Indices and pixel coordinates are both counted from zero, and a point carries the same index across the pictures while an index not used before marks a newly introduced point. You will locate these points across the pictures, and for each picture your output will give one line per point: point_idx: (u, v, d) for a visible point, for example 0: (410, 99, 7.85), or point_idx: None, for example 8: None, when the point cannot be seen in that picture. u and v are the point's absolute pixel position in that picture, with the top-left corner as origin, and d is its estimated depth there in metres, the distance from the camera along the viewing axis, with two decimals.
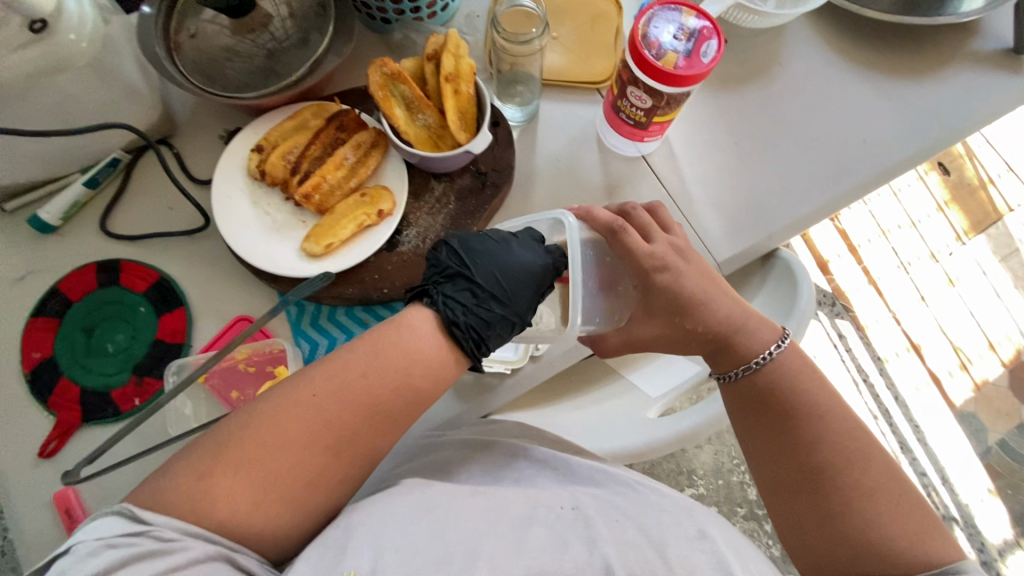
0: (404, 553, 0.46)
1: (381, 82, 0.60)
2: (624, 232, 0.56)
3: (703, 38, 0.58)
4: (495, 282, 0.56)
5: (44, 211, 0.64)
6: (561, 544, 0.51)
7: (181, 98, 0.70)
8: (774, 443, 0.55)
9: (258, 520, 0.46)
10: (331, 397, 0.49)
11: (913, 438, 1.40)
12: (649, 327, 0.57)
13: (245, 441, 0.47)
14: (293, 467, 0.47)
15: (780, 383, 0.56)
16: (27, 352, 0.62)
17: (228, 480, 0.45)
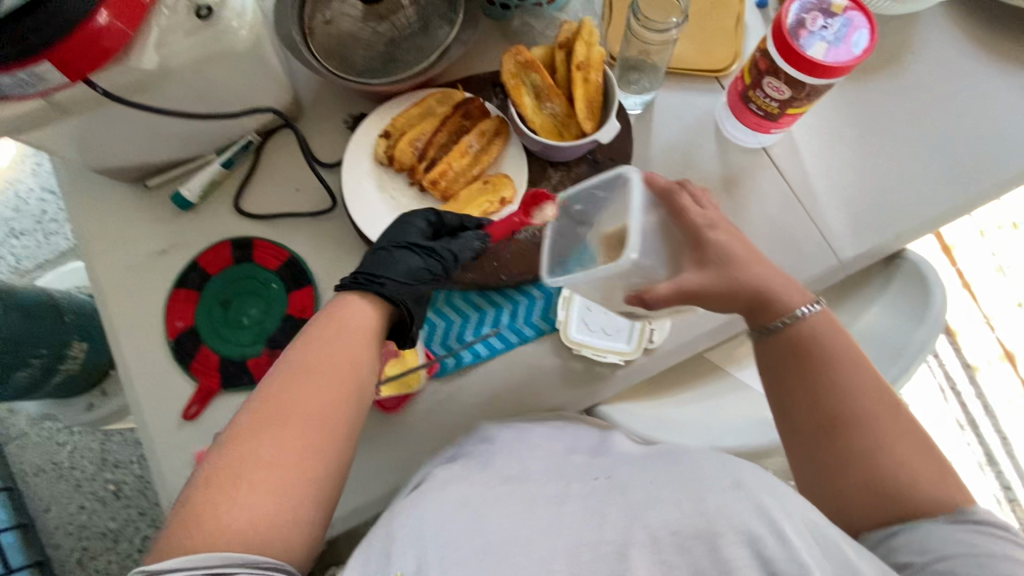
0: (446, 550, 0.43)
1: (514, 71, 0.61)
2: (681, 196, 0.53)
3: (854, 27, 0.56)
4: (376, 248, 0.58)
5: (186, 188, 0.67)
6: (598, 516, 0.45)
7: (306, 82, 0.72)
8: (799, 395, 0.51)
9: (262, 522, 0.42)
10: (291, 386, 0.47)
11: (1000, 451, 1.32)
12: (697, 278, 0.51)
13: (231, 454, 0.44)
14: (278, 453, 0.44)
15: (813, 338, 0.51)
16: (170, 321, 0.66)
17: (216, 495, 0.42)
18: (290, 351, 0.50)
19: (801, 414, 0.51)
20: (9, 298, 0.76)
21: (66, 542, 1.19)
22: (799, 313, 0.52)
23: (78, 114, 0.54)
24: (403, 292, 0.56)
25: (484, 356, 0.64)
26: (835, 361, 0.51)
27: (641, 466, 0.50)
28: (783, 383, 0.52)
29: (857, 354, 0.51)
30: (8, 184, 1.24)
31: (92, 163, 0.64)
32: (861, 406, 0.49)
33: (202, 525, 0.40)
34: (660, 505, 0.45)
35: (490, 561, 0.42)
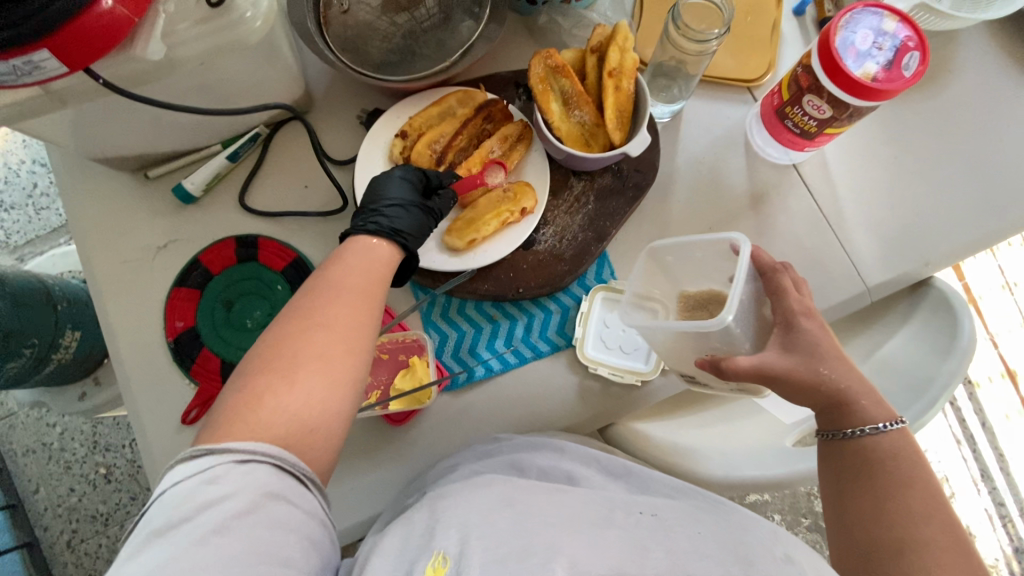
0: (490, 542, 0.40)
1: (542, 75, 0.59)
2: (783, 276, 0.52)
3: (905, 49, 0.53)
4: (376, 197, 0.56)
5: (189, 181, 0.64)
6: (640, 549, 0.41)
7: (318, 73, 0.69)
8: (862, 505, 0.46)
9: (310, 408, 0.39)
10: (340, 293, 0.45)
11: (995, 465, 1.24)
12: (780, 360, 0.48)
13: (263, 360, 0.41)
14: (327, 350, 0.41)
15: (894, 456, 0.47)
16: (170, 321, 0.63)
17: (267, 383, 0.39)
18: (332, 263, 0.48)
19: (859, 526, 0.46)
20: None
21: (56, 524, 1.13)
22: (882, 425, 0.48)
23: (76, 104, 0.50)
24: (411, 231, 0.54)
25: (496, 371, 0.62)
26: (908, 483, 0.46)
27: (691, 514, 0.47)
28: (848, 493, 0.48)
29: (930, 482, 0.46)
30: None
31: (90, 151, 0.60)
32: (931, 536, 0.43)
33: (254, 410, 0.38)
34: (701, 554, 0.41)
35: (531, 560, 0.39)
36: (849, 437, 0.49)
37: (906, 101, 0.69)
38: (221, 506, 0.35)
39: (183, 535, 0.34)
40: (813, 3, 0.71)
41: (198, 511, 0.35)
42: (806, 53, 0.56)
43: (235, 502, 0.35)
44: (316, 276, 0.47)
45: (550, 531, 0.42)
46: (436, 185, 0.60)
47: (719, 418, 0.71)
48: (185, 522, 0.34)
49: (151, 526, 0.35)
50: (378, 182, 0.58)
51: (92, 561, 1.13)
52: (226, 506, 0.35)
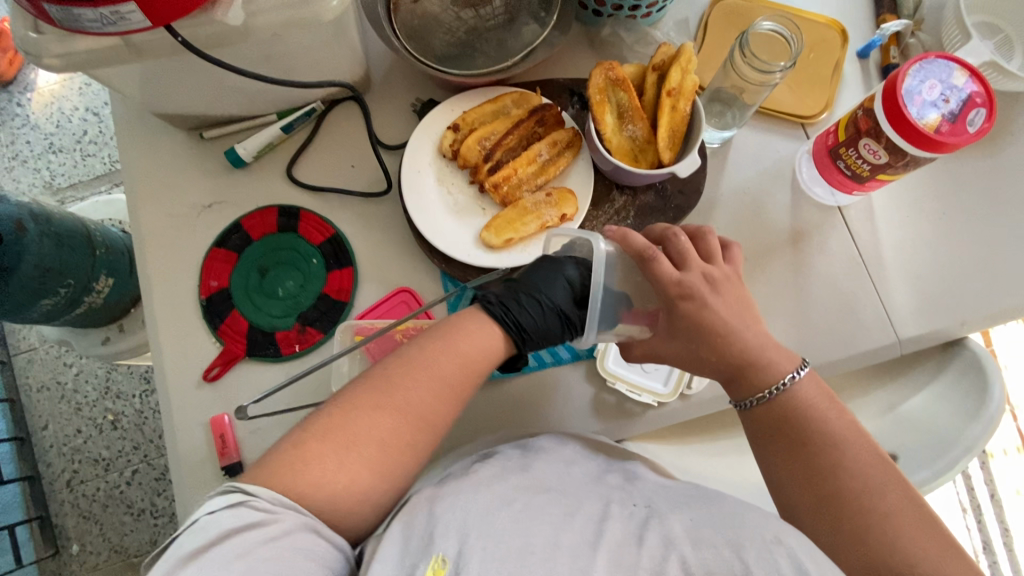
0: (488, 540, 0.41)
1: (602, 86, 0.59)
2: (655, 262, 0.49)
3: (973, 105, 0.53)
4: (526, 293, 0.52)
5: (242, 146, 0.65)
6: (636, 537, 0.43)
7: (380, 58, 0.70)
8: (783, 469, 0.48)
9: (344, 487, 0.42)
10: (426, 380, 0.46)
11: (1000, 540, 1.17)
12: (666, 347, 0.51)
13: (337, 418, 0.44)
14: (386, 438, 0.44)
15: (799, 413, 0.48)
16: (206, 279, 0.65)
17: (325, 447, 0.42)
18: (440, 340, 0.48)
19: (790, 492, 0.47)
20: (44, 224, 0.75)
21: (59, 462, 1.16)
22: (775, 388, 0.49)
23: (151, 59, 0.51)
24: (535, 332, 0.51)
25: (514, 371, 0.62)
26: (823, 436, 0.47)
27: (680, 500, 0.47)
28: (770, 461, 0.49)
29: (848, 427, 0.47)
30: (54, 101, 1.23)
31: (153, 106, 0.62)
32: (846, 485, 0.45)
33: (301, 471, 0.41)
34: (696, 542, 0.42)
35: (532, 560, 0.41)
36: (750, 407, 0.50)
37: (964, 157, 0.68)
38: (258, 529, 0.37)
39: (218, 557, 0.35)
40: (878, 48, 0.71)
41: (231, 534, 0.36)
42: (869, 96, 0.56)
43: (269, 527, 0.37)
44: (410, 350, 0.48)
45: (548, 535, 0.42)
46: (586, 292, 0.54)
47: (730, 450, 0.70)
48: (211, 548, 0.36)
49: (182, 549, 0.36)
50: (542, 273, 0.53)
51: (88, 503, 1.15)
52: (264, 531, 0.37)
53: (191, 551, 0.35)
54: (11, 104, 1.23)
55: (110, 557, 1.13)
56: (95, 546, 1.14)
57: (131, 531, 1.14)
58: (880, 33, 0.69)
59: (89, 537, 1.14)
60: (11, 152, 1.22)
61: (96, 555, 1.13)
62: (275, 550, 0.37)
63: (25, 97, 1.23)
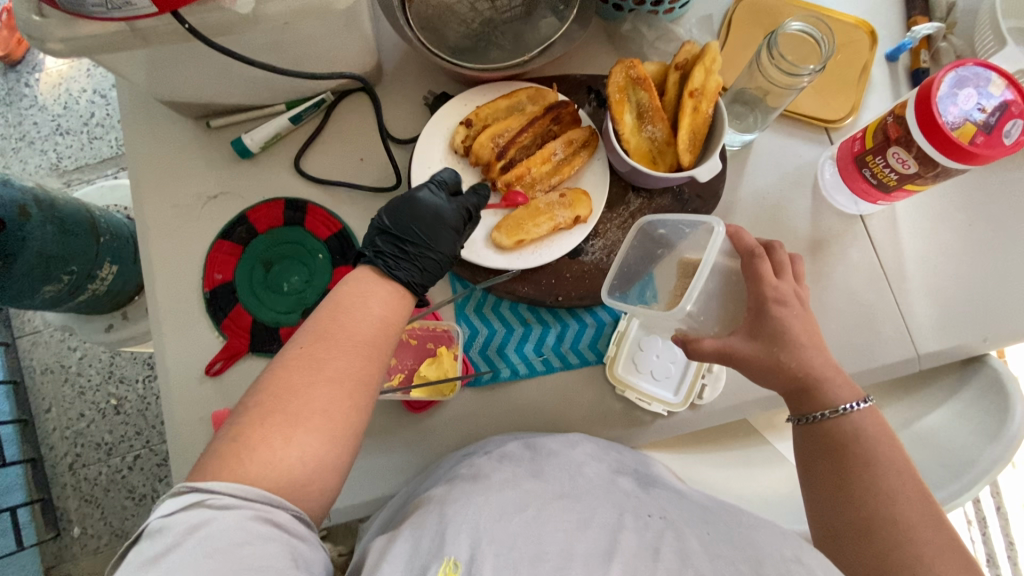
0: (501, 546, 0.40)
1: (622, 84, 0.57)
2: (762, 262, 0.49)
3: (1011, 116, 0.50)
4: (412, 229, 0.53)
5: (250, 136, 0.64)
6: (651, 552, 0.40)
7: (392, 49, 0.68)
8: (827, 486, 0.46)
9: (303, 462, 0.38)
10: (352, 343, 0.42)
11: (1004, 554, 1.16)
12: (744, 346, 0.48)
13: (263, 407, 0.39)
14: (330, 407, 0.40)
15: (864, 436, 0.46)
16: (210, 272, 0.63)
17: (262, 432, 0.38)
18: (344, 304, 0.44)
19: (828, 512, 0.45)
20: (49, 210, 0.74)
21: (61, 445, 1.16)
22: (843, 408, 0.47)
23: (156, 45, 0.50)
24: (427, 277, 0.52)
25: (522, 375, 0.61)
26: (878, 457, 0.45)
27: (700, 516, 0.46)
28: (817, 479, 0.47)
29: (900, 463, 0.45)
30: (62, 82, 1.22)
31: (159, 93, 0.60)
32: (898, 513, 0.43)
33: (244, 462, 0.37)
34: (711, 555, 0.40)
35: (544, 568, 0.39)
36: (815, 421, 0.48)
37: (994, 167, 0.65)
38: (208, 532, 0.33)
39: (170, 565, 0.32)
40: (908, 51, 0.68)
41: (186, 538, 0.33)
42: (900, 103, 0.54)
43: (219, 529, 0.34)
44: (322, 317, 0.43)
45: (561, 543, 0.41)
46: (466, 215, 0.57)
47: (738, 461, 0.69)
48: (167, 555, 0.33)
49: (141, 554, 0.33)
50: (418, 210, 0.54)
51: (89, 487, 1.15)
52: (213, 533, 0.33)
53: (150, 555, 0.33)
54: (19, 84, 1.21)
55: (111, 541, 1.14)
56: (95, 529, 1.14)
57: (132, 516, 1.15)
58: (911, 35, 0.65)
59: (90, 521, 1.14)
60: (18, 133, 1.20)
61: (97, 539, 1.14)
62: (226, 553, 0.33)
63: (33, 77, 1.22)
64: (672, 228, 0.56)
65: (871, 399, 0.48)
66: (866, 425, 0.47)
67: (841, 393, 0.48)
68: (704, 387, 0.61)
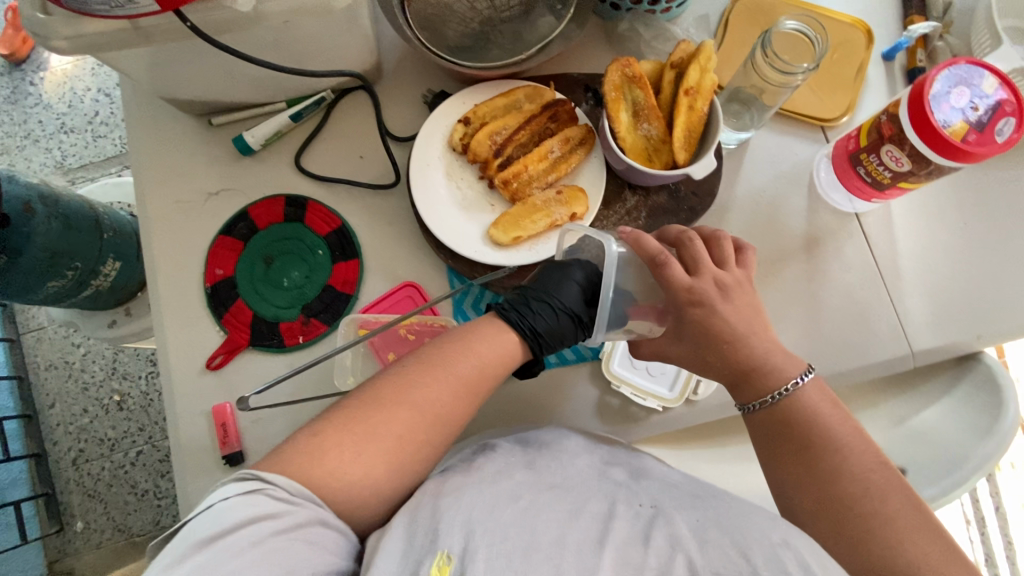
0: (494, 537, 0.42)
1: (618, 83, 0.58)
2: (668, 267, 0.48)
3: (1003, 113, 0.51)
4: (546, 297, 0.52)
5: (251, 133, 0.65)
6: (642, 537, 0.43)
7: (392, 48, 0.69)
8: (784, 470, 0.47)
9: (367, 483, 0.43)
10: (444, 376, 0.47)
11: (1002, 553, 1.16)
12: (674, 348, 0.50)
13: (352, 416, 0.45)
14: (407, 434, 0.45)
15: (804, 415, 0.47)
16: (211, 267, 0.64)
17: (342, 438, 0.43)
18: (456, 343, 0.49)
19: (792, 495, 0.47)
20: (53, 206, 0.75)
21: (65, 440, 1.17)
22: (786, 389, 0.48)
23: (159, 43, 0.50)
24: (551, 335, 0.52)
25: (518, 371, 0.62)
26: (821, 432, 0.47)
27: (688, 499, 0.47)
28: (777, 466, 0.48)
29: (846, 440, 0.46)
30: (68, 81, 1.23)
31: (162, 91, 0.61)
32: (853, 487, 0.45)
33: (317, 462, 0.42)
34: (703, 543, 0.42)
35: (536, 557, 0.41)
36: (755, 410, 0.49)
37: (989, 166, 0.66)
38: (274, 521, 0.38)
39: (223, 549, 0.36)
40: (904, 50, 0.69)
41: (239, 527, 0.37)
42: (894, 101, 0.54)
43: (284, 519, 0.39)
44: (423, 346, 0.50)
45: (553, 534, 0.43)
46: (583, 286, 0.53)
47: (733, 457, 0.69)
48: (229, 533, 0.37)
49: (196, 533, 0.37)
50: (548, 280, 0.53)
51: (93, 482, 1.16)
52: (281, 522, 0.38)
53: (207, 535, 0.37)
54: (25, 82, 1.23)
55: (114, 535, 1.15)
56: (98, 524, 1.15)
57: (134, 511, 1.16)
58: (907, 35, 0.66)
59: (93, 515, 1.15)
60: (23, 131, 1.21)
61: (100, 533, 1.15)
62: (287, 542, 0.38)
63: (39, 76, 1.23)
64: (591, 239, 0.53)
65: (812, 369, 0.50)
66: (824, 410, 0.48)
67: (789, 370, 0.48)
68: (700, 384, 0.62)
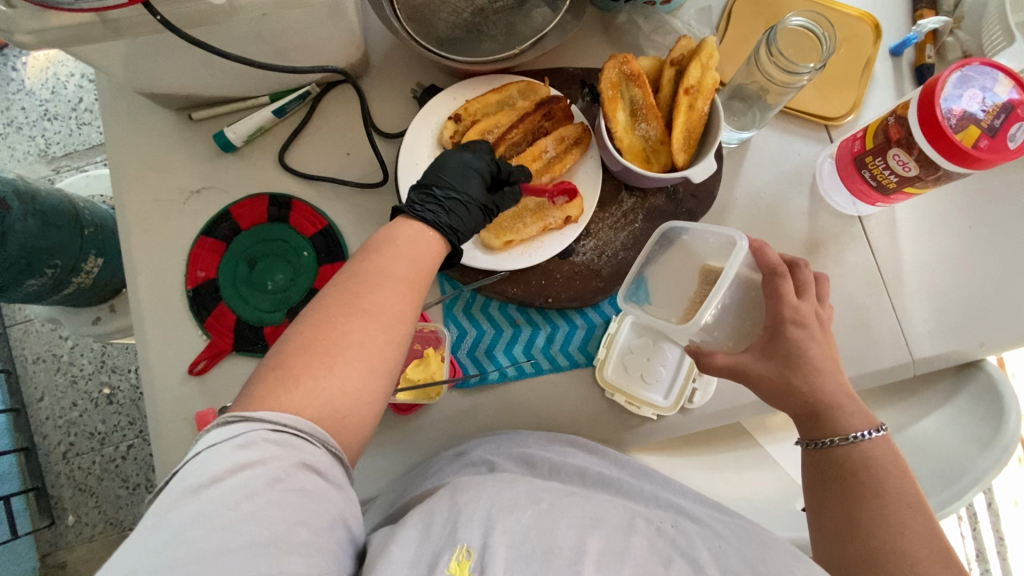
0: (513, 537, 0.39)
1: (615, 81, 0.55)
2: (784, 279, 0.48)
3: (1017, 117, 0.48)
4: (441, 181, 0.52)
5: (232, 129, 0.62)
6: (663, 559, 0.40)
7: (380, 39, 0.66)
8: (835, 513, 0.45)
9: (346, 396, 0.37)
10: (386, 278, 0.41)
11: (993, 549, 1.16)
12: (755, 364, 0.48)
13: (308, 336, 0.38)
14: (367, 339, 0.38)
15: (869, 467, 0.45)
16: (192, 269, 0.62)
17: (301, 365, 0.37)
18: (381, 244, 0.44)
19: (834, 540, 0.45)
20: (30, 202, 0.72)
21: (54, 434, 1.16)
22: (855, 435, 0.46)
23: (130, 37, 0.48)
24: (466, 230, 0.51)
25: (510, 378, 0.60)
26: (883, 478, 0.45)
27: (711, 531, 0.44)
28: (828, 508, 0.46)
29: (912, 494, 0.44)
30: (49, 67, 1.19)
31: (137, 85, 0.58)
32: (907, 546, 0.42)
33: (290, 390, 0.36)
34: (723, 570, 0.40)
35: (556, 563, 0.38)
36: (824, 447, 0.47)
37: (997, 169, 0.64)
38: (257, 470, 0.33)
39: (217, 497, 0.32)
40: (913, 46, 0.66)
41: (227, 475, 0.33)
42: (903, 103, 0.52)
43: (269, 468, 0.33)
44: (364, 256, 0.43)
45: (573, 539, 0.40)
46: (505, 178, 0.57)
47: (727, 463, 0.68)
48: (218, 483, 0.33)
49: (183, 482, 0.33)
50: (445, 163, 0.54)
51: (84, 476, 1.15)
52: (263, 471, 0.33)
53: (195, 482, 0.33)
54: (6, 67, 1.19)
55: (106, 529, 1.14)
56: (90, 517, 1.15)
57: (126, 505, 1.15)
58: (917, 30, 0.63)
59: (84, 509, 1.15)
60: (5, 118, 1.18)
61: (92, 527, 1.14)
62: (276, 494, 0.33)
63: (20, 61, 1.19)
64: (696, 236, 0.56)
65: (886, 429, 0.47)
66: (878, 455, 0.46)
67: (853, 421, 0.46)
68: (692, 394, 0.60)
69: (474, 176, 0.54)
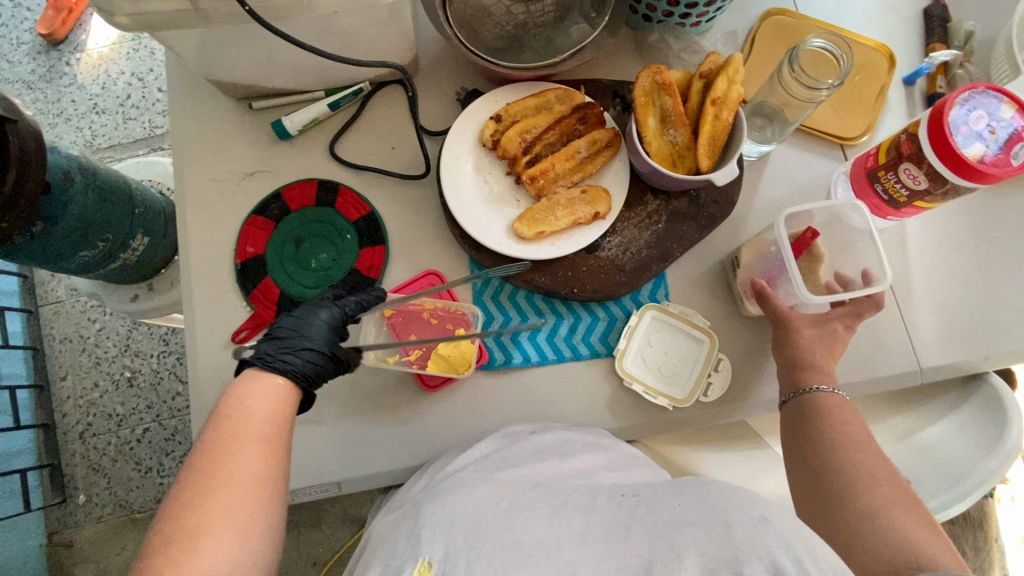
0: (472, 542, 0.42)
1: (648, 89, 0.60)
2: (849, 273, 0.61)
3: (1017, 140, 0.53)
4: (288, 325, 0.50)
5: (289, 119, 0.67)
6: (621, 528, 0.43)
7: (430, 46, 0.72)
8: (807, 471, 0.52)
9: (226, 564, 0.37)
10: (239, 443, 0.41)
11: None
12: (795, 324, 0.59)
13: (165, 542, 0.37)
14: (234, 501, 0.39)
15: (823, 413, 0.54)
16: (242, 245, 0.66)
17: (171, 551, 0.37)
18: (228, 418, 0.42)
19: (810, 506, 0.50)
20: (90, 178, 0.77)
21: (74, 413, 1.19)
22: (812, 388, 0.56)
23: (214, 25, 0.53)
24: (315, 366, 0.49)
25: (533, 363, 0.64)
26: (844, 438, 0.52)
27: (673, 489, 0.45)
28: (800, 459, 0.53)
29: (864, 441, 0.51)
30: (102, 64, 1.27)
31: (208, 73, 0.64)
32: (861, 490, 0.48)
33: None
34: (681, 523, 0.41)
35: (515, 556, 0.40)
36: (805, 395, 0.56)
37: (1003, 193, 0.67)
38: None
39: None
40: (925, 76, 0.71)
41: None
42: (914, 121, 0.56)
43: None
44: (208, 432, 0.42)
45: (533, 533, 0.42)
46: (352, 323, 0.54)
47: (736, 463, 0.71)
48: None
49: None
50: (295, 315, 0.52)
51: (98, 456, 1.18)
52: None
53: None
54: (60, 63, 1.27)
55: (115, 509, 1.17)
56: (101, 498, 1.17)
57: (137, 488, 1.17)
58: (928, 61, 0.68)
59: (96, 489, 1.17)
60: (56, 109, 1.25)
61: (101, 508, 1.16)
62: None
63: (75, 57, 1.27)
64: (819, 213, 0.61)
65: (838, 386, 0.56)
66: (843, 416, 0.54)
67: (818, 377, 0.57)
68: (705, 386, 0.64)
69: (315, 324, 0.51)
